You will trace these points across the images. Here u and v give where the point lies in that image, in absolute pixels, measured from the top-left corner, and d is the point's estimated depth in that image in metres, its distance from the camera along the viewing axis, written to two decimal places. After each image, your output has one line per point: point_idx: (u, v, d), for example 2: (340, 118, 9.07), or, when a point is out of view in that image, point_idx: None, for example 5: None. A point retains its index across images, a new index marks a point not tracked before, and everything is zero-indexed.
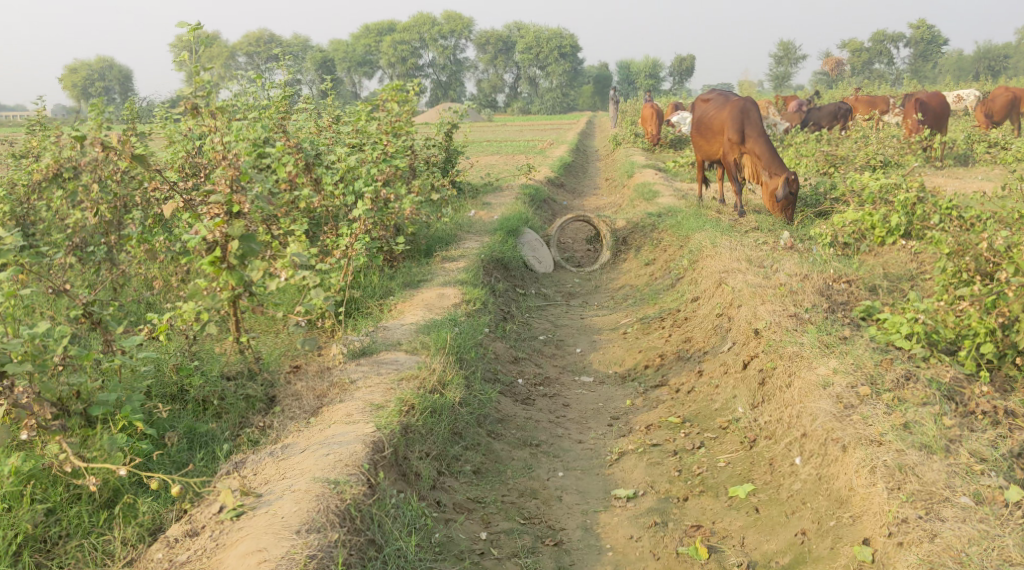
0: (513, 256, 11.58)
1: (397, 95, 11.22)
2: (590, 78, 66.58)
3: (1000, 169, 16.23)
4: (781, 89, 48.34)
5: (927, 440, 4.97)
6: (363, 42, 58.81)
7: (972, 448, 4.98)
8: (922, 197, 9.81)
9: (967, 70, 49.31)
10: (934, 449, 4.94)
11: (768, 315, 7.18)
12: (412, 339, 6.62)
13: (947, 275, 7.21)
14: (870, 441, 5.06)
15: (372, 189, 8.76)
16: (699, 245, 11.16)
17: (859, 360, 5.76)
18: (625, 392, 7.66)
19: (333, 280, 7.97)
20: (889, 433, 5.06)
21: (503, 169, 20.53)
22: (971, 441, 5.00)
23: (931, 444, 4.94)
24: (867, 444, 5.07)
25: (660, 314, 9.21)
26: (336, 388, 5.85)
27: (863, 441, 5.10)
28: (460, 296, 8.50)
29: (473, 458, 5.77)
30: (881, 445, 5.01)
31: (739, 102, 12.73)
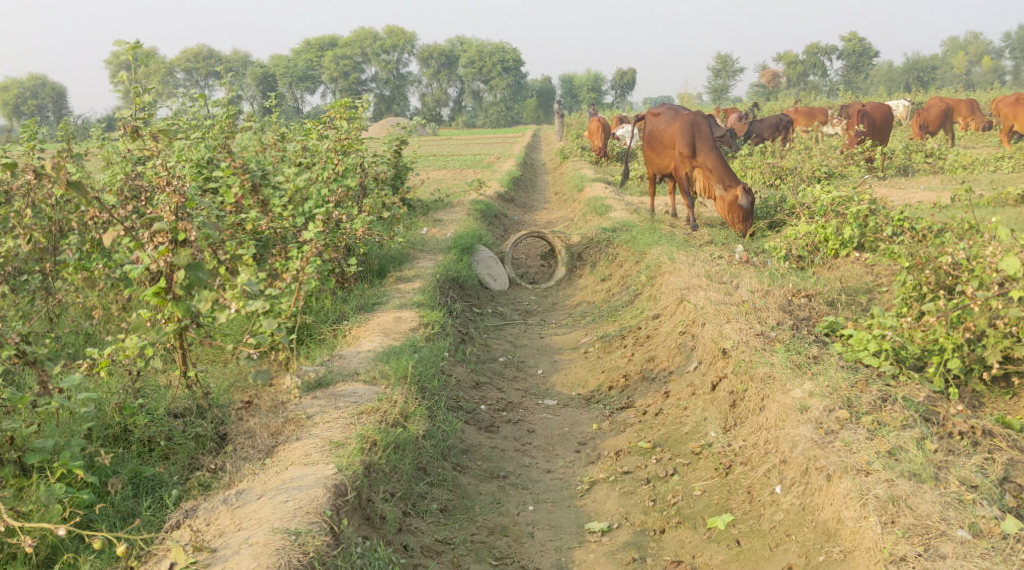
0: (468, 275, 11.35)
1: (344, 112, 10.94)
2: (534, 91, 66.77)
3: (940, 178, 16.46)
4: (722, 102, 48.89)
5: (916, 469, 4.84)
6: (305, 58, 58.35)
7: (961, 475, 4.85)
8: (874, 209, 9.78)
9: (897, 81, 50.43)
10: (922, 477, 4.82)
11: (735, 334, 7.03)
12: (370, 367, 6.34)
13: (907, 289, 7.06)
14: (858, 471, 4.92)
15: (325, 211, 8.56)
16: (657, 260, 11.04)
17: (835, 382, 5.62)
18: (590, 416, 7.46)
19: (284, 305, 7.64)
20: (875, 461, 4.93)
21: (453, 183, 20.31)
22: (959, 468, 4.88)
23: (920, 473, 4.82)
24: (854, 474, 4.93)
25: (621, 331, 9.03)
26: (291, 424, 5.53)
27: (850, 470, 4.96)
28: (417, 319, 8.23)
29: (440, 496, 5.50)
30: (868, 475, 4.88)
31: (689, 116, 12.68)
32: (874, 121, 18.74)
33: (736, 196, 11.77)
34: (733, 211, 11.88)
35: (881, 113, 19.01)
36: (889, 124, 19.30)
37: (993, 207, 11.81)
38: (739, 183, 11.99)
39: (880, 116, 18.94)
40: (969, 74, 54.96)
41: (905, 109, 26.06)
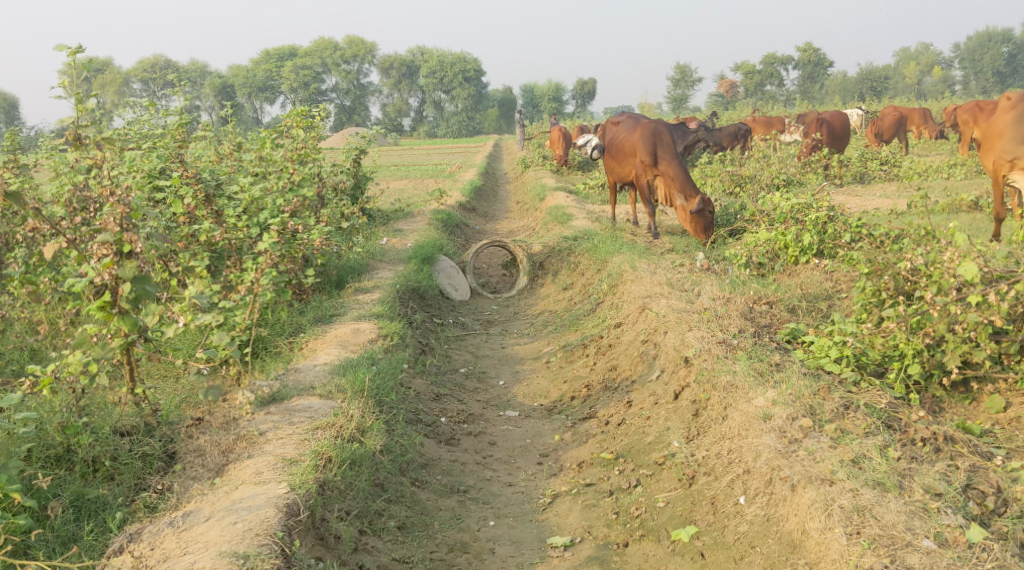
0: (429, 285, 11.23)
1: (301, 120, 10.76)
2: (495, 101, 66.83)
3: (895, 186, 16.66)
4: (681, 111, 49.20)
5: (880, 477, 4.80)
6: (264, 68, 57.86)
7: (925, 483, 4.81)
8: (832, 215, 9.82)
9: (852, 90, 51.15)
10: (886, 485, 4.78)
11: (697, 342, 6.97)
12: (326, 381, 6.19)
13: (866, 295, 7.06)
14: (822, 481, 4.87)
15: (280, 220, 8.22)
16: (619, 268, 10.99)
17: (797, 390, 5.57)
18: (553, 427, 7.36)
19: (238, 318, 7.45)
20: (839, 471, 4.89)
21: (414, 193, 20.16)
22: (923, 476, 4.84)
23: (884, 482, 4.78)
24: (818, 483, 4.88)
25: (583, 340, 8.95)
26: (243, 441, 5.37)
27: (814, 480, 4.91)
28: (375, 331, 8.07)
29: (398, 513, 5.34)
30: (832, 485, 4.84)
31: (649, 125, 12.68)
32: (831, 130, 18.92)
33: (697, 204, 11.78)
34: (695, 219, 11.89)
35: (838, 123, 19.22)
36: (846, 132, 19.54)
37: (949, 213, 11.94)
38: (700, 191, 12.01)
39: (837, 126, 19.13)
40: (920, 83, 56.05)
41: (859, 117, 26.44)
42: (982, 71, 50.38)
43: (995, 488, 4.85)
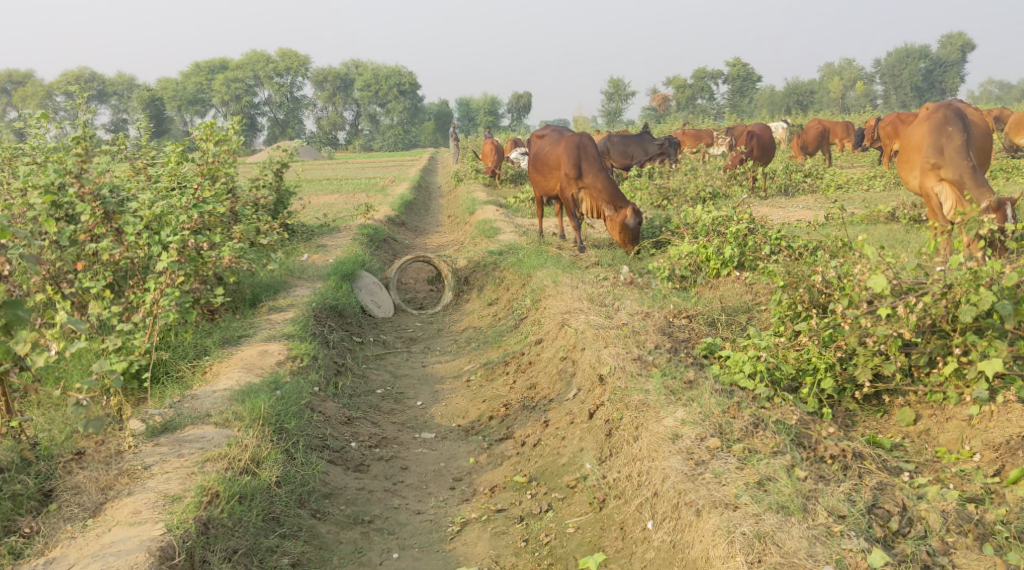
0: (348, 303, 10.93)
1: (212, 133, 10.38)
2: (430, 114, 66.51)
3: (819, 197, 16.86)
4: (614, 124, 49.53)
5: (784, 501, 4.70)
6: (194, 81, 56.97)
7: (830, 505, 4.72)
8: (752, 228, 9.82)
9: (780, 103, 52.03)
10: (791, 509, 4.67)
11: (612, 360, 6.79)
12: (223, 409, 5.90)
13: (782, 307, 7.07)
14: (725, 505, 4.76)
15: (181, 238, 7.84)
16: (541, 284, 10.86)
17: (707, 409, 5.47)
18: (468, 449, 7.14)
19: (136, 341, 7.12)
20: (744, 495, 4.78)
21: (342, 207, 19.84)
22: (828, 497, 4.75)
23: (789, 505, 4.67)
24: (721, 508, 4.76)
25: (504, 357, 8.76)
26: (125, 476, 5.10)
27: (718, 505, 4.78)
28: (285, 352, 7.78)
29: (292, 549, 5.07)
30: (737, 510, 4.72)
31: (574, 137, 12.57)
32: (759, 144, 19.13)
33: (626, 215, 11.73)
34: (622, 230, 11.82)
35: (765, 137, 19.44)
36: (773, 143, 19.70)
37: (867, 225, 12.08)
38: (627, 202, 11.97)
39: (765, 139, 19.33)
40: (844, 97, 57.49)
41: (784, 130, 26.86)
42: (902, 85, 51.89)
43: (900, 506, 4.78)
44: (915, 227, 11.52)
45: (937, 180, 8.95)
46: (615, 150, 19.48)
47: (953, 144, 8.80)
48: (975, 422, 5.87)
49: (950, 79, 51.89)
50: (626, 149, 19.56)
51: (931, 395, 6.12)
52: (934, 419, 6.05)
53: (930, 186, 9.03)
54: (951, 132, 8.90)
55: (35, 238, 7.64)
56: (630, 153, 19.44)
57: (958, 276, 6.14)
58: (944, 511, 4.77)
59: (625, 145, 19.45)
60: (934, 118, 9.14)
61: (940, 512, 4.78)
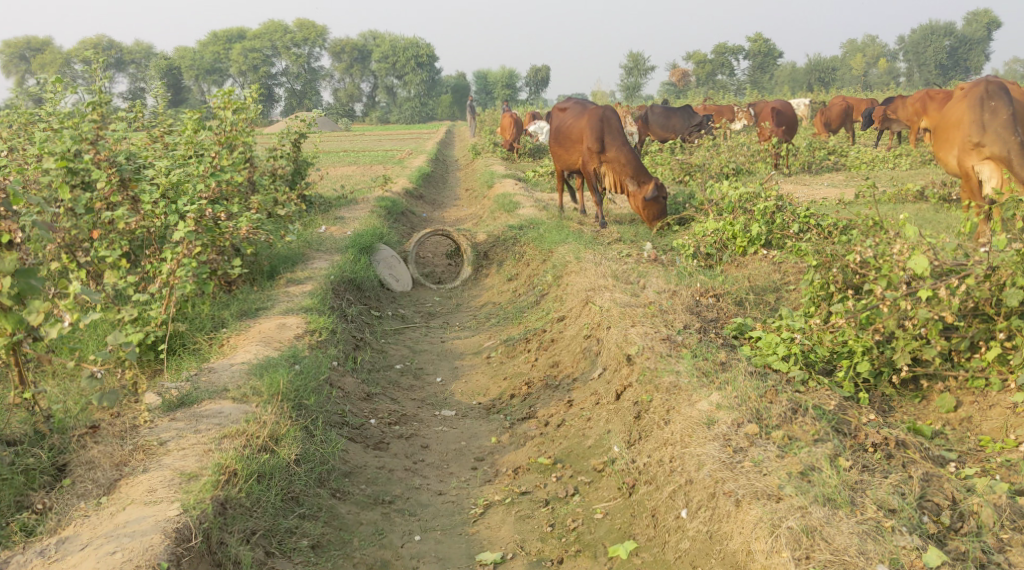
0: (366, 276, 10.75)
1: (230, 102, 10.19)
2: (447, 86, 66.01)
3: (844, 175, 16.54)
4: (632, 99, 49.02)
5: (830, 493, 4.50)
6: (211, 50, 56.66)
7: (878, 498, 4.52)
8: (780, 205, 9.58)
9: (801, 80, 51.30)
10: (835, 501, 4.47)
11: (639, 339, 6.57)
12: (241, 383, 5.75)
13: (814, 287, 6.86)
14: (768, 497, 4.57)
15: (199, 207, 7.65)
16: (563, 259, 10.64)
17: (742, 392, 5.28)
18: (490, 428, 6.97)
19: (153, 312, 6.97)
20: (787, 486, 4.59)
21: (360, 179, 19.61)
22: (876, 490, 4.56)
23: (835, 498, 4.48)
24: (764, 500, 4.57)
25: (525, 334, 8.57)
26: (140, 453, 4.95)
27: (760, 496, 4.60)
28: (303, 326, 7.62)
29: (312, 531, 4.93)
30: (779, 502, 4.52)
31: (598, 110, 12.26)
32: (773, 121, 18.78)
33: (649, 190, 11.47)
34: (646, 205, 11.58)
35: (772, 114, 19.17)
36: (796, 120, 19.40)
37: (895, 204, 11.79)
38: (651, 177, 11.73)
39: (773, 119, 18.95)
40: (866, 74, 56.68)
41: (807, 107, 26.41)
42: (925, 64, 51.03)
43: (950, 500, 4.58)
44: (945, 207, 11.24)
45: (979, 159, 8.69)
46: (654, 121, 19.36)
47: (996, 120, 8.53)
48: (1020, 410, 5.65)
49: (974, 57, 51.10)
50: (667, 121, 19.37)
51: (972, 381, 5.90)
52: (975, 407, 5.82)
53: (971, 165, 8.78)
54: (994, 107, 8.62)
55: (51, 206, 7.47)
56: (668, 125, 19.29)
57: (1003, 258, 5.91)
58: (997, 505, 4.56)
59: (665, 117, 19.32)
60: (975, 93, 8.86)
61: (993, 506, 4.56)
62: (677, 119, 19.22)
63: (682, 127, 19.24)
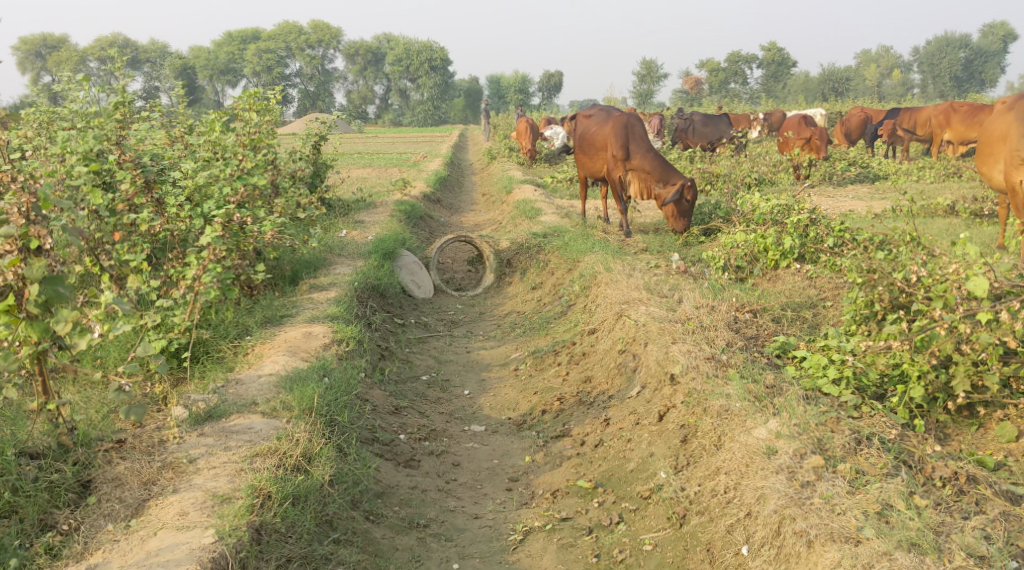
0: (389, 283, 10.54)
1: (254, 103, 10.08)
2: (460, 90, 65.86)
3: (870, 187, 16.23)
4: (646, 106, 48.81)
5: (914, 537, 4.39)
6: (226, 50, 56.58)
7: (964, 543, 4.42)
8: (814, 218, 9.10)
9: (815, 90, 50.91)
10: (920, 544, 4.37)
11: (682, 358, 6.32)
12: (270, 397, 5.53)
13: (857, 305, 6.57)
14: (847, 540, 4.46)
15: (225, 211, 7.44)
16: (592, 270, 10.36)
17: (804, 421, 5.18)
18: (522, 446, 6.72)
19: (176, 319, 6.77)
20: (866, 528, 4.47)
21: (376, 183, 19.39)
22: (963, 535, 4.46)
23: (920, 542, 4.37)
24: (842, 543, 4.46)
25: (554, 346, 8.31)
26: (169, 471, 4.75)
27: (837, 538, 4.48)
28: (330, 335, 7.39)
29: (348, 558, 4.71)
30: (860, 546, 4.41)
31: (622, 117, 11.95)
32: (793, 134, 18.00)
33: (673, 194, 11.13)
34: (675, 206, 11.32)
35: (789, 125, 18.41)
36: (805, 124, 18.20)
37: (924, 218, 11.48)
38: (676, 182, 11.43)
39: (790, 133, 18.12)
40: (880, 85, 56.30)
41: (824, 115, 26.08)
42: (940, 75, 50.58)
43: None
44: (978, 223, 10.96)
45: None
46: (693, 129, 19.28)
47: None
48: None
49: (990, 70, 50.74)
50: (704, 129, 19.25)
51: None
52: None
53: (1017, 180, 8.51)
54: None
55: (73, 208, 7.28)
56: (707, 134, 19.21)
57: None
58: None
59: (704, 125, 19.25)
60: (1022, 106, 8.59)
61: None
62: (713, 129, 19.12)
63: (717, 137, 19.15)
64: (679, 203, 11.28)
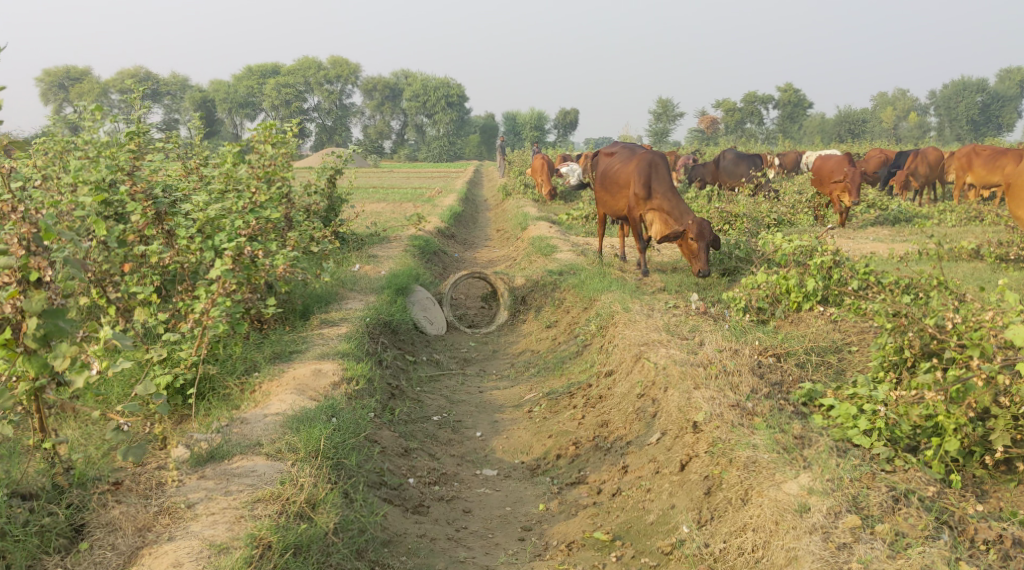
0: (402, 319, 10.33)
1: (270, 135, 9.97)
2: (476, 127, 66.22)
3: (891, 228, 15.93)
4: (661, 145, 48.79)
5: None
6: (245, 84, 57.13)
7: None
8: (838, 260, 8.66)
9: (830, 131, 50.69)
10: None
11: (706, 405, 6.06)
12: (275, 437, 5.31)
13: (885, 351, 6.28)
14: None
15: (236, 244, 7.27)
16: (609, 309, 10.10)
17: (837, 477, 4.99)
18: (536, 493, 6.46)
19: (182, 353, 6.60)
20: None
21: (390, 217, 19.28)
22: None
23: None
24: None
25: (569, 389, 8.06)
26: (165, 517, 4.53)
27: None
28: (339, 373, 7.17)
29: None
30: None
31: (645, 155, 11.80)
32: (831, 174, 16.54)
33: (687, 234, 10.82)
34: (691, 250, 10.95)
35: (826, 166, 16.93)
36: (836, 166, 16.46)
37: (948, 262, 11.16)
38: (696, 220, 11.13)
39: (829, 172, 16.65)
40: (895, 128, 56.07)
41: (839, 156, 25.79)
42: (957, 118, 50.37)
43: None
44: (1005, 268, 10.65)
45: None
46: (725, 168, 19.17)
47: None
48: None
49: (1007, 114, 50.44)
50: (736, 168, 19.12)
51: None
52: None
53: None
54: None
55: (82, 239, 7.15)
56: (739, 173, 19.08)
57: None
58: None
59: (735, 164, 19.12)
60: None
61: None
62: (747, 167, 18.98)
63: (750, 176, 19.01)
64: (698, 240, 10.92)
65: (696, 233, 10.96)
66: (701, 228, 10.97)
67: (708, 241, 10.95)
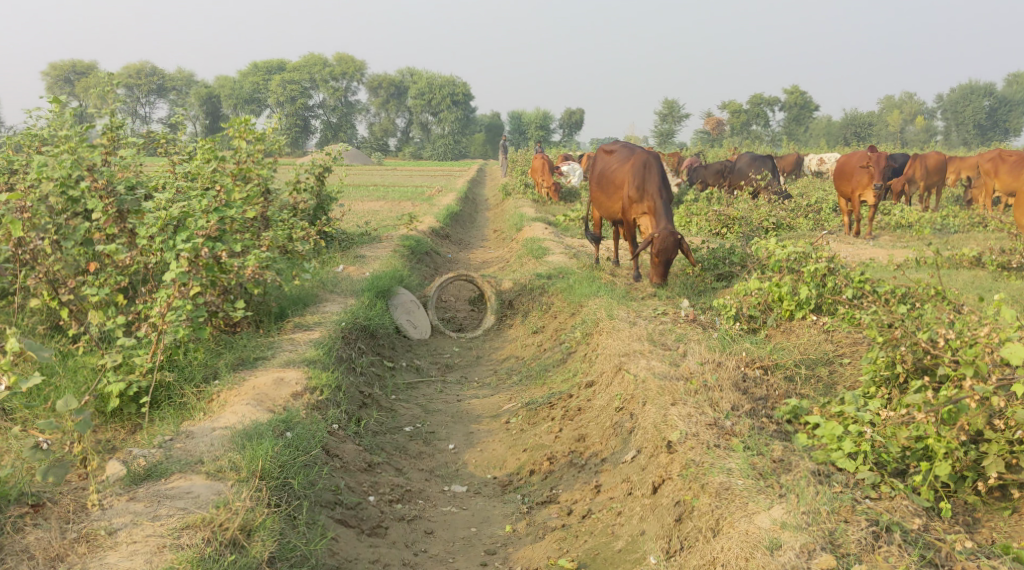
0: (381, 322, 9.98)
1: (246, 130, 9.60)
2: (481, 126, 65.80)
3: (894, 233, 15.48)
4: (666, 146, 48.30)
5: None
6: (251, 80, 56.87)
7: None
8: (832, 267, 8.24)
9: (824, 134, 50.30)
10: None
11: (682, 423, 5.73)
12: (219, 455, 5.08)
13: (877, 366, 5.90)
14: None
15: (193, 245, 6.79)
16: (594, 315, 9.77)
17: (813, 511, 4.75)
18: (504, 512, 6.10)
19: (137, 360, 6.31)
20: None
21: (385, 216, 18.93)
22: None
23: None
24: None
25: (549, 399, 7.64)
26: (83, 544, 4.34)
27: None
28: (303, 382, 6.83)
29: None
30: None
31: (641, 157, 11.45)
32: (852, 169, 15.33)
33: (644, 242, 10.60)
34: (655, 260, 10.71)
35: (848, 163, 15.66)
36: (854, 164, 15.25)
37: (949, 270, 10.76)
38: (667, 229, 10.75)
39: (850, 170, 15.32)
40: (901, 131, 55.52)
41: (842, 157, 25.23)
42: (964, 123, 49.91)
43: None
44: (1010, 277, 10.22)
45: None
46: (740, 169, 18.64)
47: None
48: None
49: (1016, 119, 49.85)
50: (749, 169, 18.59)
51: None
52: None
53: None
54: None
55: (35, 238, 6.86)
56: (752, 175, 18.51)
57: None
58: None
59: (750, 166, 18.60)
60: None
61: None
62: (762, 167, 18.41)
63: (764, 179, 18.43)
64: (659, 250, 10.64)
65: (659, 242, 10.67)
66: (664, 237, 10.63)
67: (670, 251, 10.63)
